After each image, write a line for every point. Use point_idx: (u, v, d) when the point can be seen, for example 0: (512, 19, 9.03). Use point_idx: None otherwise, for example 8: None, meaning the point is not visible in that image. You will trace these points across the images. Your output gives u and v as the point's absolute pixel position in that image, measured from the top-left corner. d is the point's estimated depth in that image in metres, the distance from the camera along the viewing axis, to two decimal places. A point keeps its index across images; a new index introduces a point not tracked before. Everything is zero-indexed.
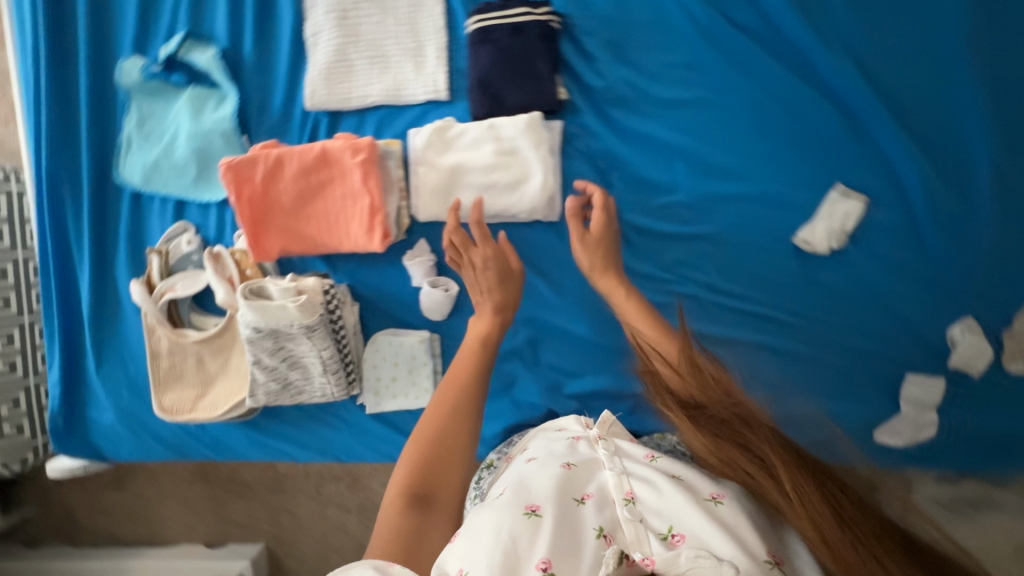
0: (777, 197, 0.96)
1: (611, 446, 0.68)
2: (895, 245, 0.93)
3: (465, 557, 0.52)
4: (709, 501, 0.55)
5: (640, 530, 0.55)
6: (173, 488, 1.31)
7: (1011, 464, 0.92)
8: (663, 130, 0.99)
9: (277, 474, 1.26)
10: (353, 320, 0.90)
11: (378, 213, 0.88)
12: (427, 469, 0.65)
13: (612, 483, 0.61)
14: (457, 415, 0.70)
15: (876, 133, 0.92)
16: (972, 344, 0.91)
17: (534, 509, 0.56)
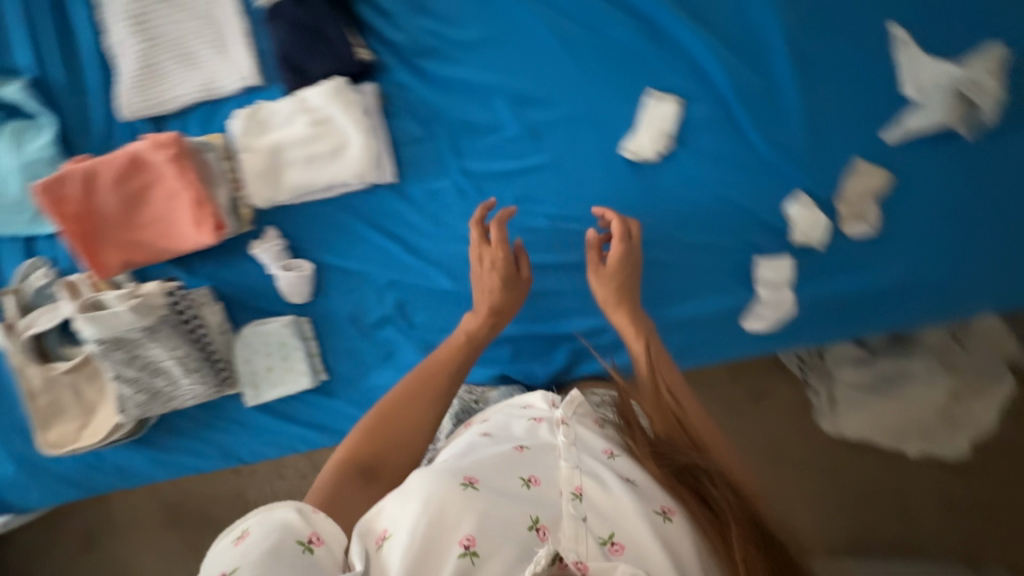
0: (599, 114, 0.96)
1: (570, 435, 0.66)
2: (718, 137, 0.95)
3: (392, 516, 0.54)
4: (659, 515, 0.57)
5: (580, 529, 0.54)
6: (143, 542, 1.31)
7: (865, 323, 0.96)
8: (476, 72, 0.96)
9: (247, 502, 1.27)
10: (217, 319, 0.99)
11: (203, 206, 0.89)
12: (379, 446, 0.72)
13: (562, 474, 0.60)
14: (417, 403, 0.77)
15: (674, 33, 0.93)
16: (806, 217, 0.94)
17: (470, 481, 0.55)
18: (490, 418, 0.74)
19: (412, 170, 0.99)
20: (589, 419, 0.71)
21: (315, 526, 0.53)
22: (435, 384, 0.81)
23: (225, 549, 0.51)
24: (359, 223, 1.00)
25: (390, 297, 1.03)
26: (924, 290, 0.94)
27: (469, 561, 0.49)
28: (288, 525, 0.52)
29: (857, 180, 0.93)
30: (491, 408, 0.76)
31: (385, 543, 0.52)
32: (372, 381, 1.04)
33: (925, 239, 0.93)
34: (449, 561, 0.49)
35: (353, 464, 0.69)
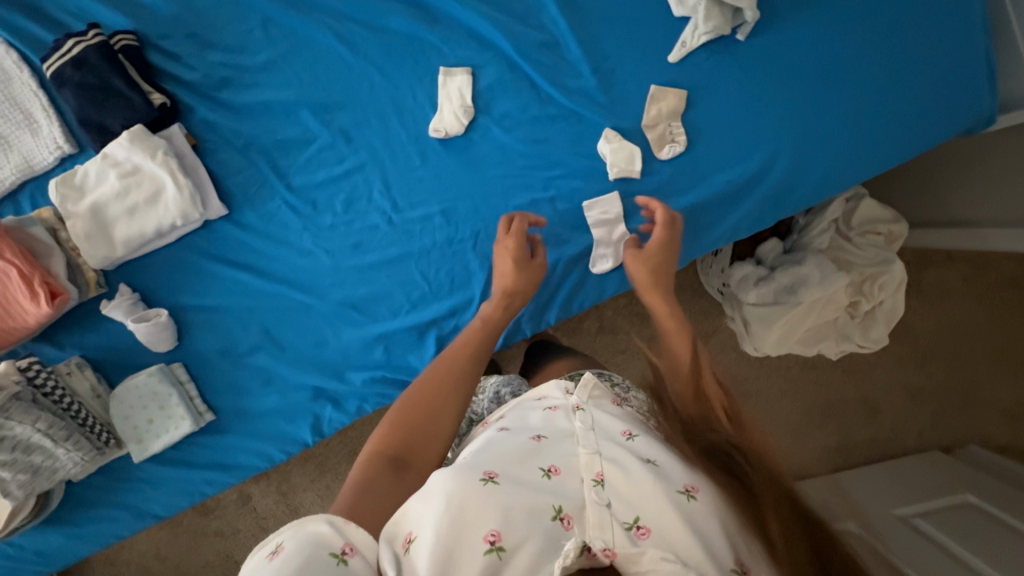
0: (402, 102, 0.99)
1: (587, 420, 0.63)
2: (518, 98, 0.97)
3: (417, 516, 0.51)
4: (682, 494, 0.53)
5: (604, 515, 0.51)
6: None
7: (702, 239, 1.00)
8: (276, 91, 0.99)
9: (234, 562, 1.53)
10: (88, 384, 1.01)
11: (32, 279, 0.91)
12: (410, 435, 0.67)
13: (581, 460, 0.57)
14: (443, 390, 0.73)
15: (448, 12, 0.97)
16: (618, 151, 0.96)
17: (490, 475, 0.53)
18: (506, 413, 0.68)
19: (242, 198, 1.01)
20: (605, 402, 0.67)
21: (348, 537, 0.49)
22: (460, 370, 0.78)
23: (260, 565, 0.46)
24: (205, 260, 1.02)
25: (256, 325, 1.04)
26: (764, 192, 0.98)
27: (496, 556, 0.47)
28: (320, 538, 0.48)
29: (657, 105, 0.95)
30: (505, 404, 0.71)
31: (411, 547, 0.49)
32: (260, 407, 1.06)
33: (736, 146, 0.96)
34: (476, 556, 0.47)
35: (383, 457, 0.64)
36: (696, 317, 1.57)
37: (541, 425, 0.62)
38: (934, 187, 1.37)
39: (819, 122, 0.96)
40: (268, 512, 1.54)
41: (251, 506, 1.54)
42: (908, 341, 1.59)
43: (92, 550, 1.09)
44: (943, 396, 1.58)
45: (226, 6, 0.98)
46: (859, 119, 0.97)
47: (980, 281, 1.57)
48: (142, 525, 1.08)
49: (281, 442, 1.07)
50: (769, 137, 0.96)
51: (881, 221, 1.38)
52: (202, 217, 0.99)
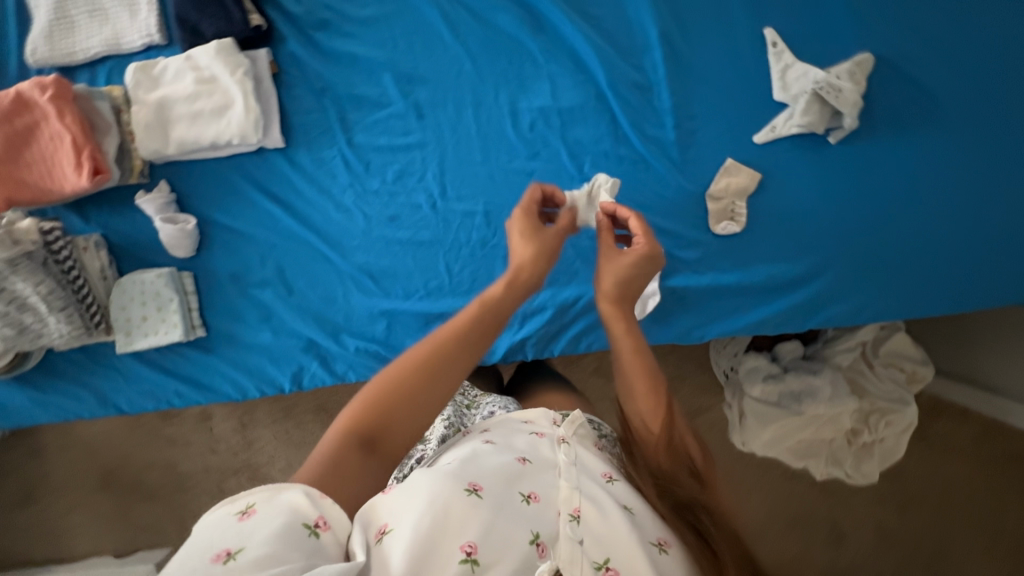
0: (483, 97, 0.99)
1: (571, 453, 0.64)
2: (594, 129, 0.96)
3: (394, 512, 0.54)
4: (654, 546, 0.57)
5: (575, 552, 0.53)
6: (80, 502, 1.58)
7: (731, 320, 0.97)
8: (367, 48, 0.99)
9: (179, 477, 1.56)
10: (98, 264, 1.02)
11: (82, 150, 0.94)
12: (387, 417, 0.62)
13: (561, 492, 0.59)
14: (435, 379, 0.65)
15: (556, 24, 0.96)
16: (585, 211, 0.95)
17: (474, 487, 0.56)
18: (491, 428, 0.71)
19: (302, 137, 1.02)
20: (587, 442, 0.69)
21: (321, 510, 0.51)
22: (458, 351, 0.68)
23: (228, 520, 0.47)
24: (247, 185, 1.03)
25: (274, 260, 1.05)
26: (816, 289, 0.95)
27: (470, 568, 0.51)
28: (295, 507, 0.49)
29: (727, 179, 0.94)
30: (492, 420, 0.73)
31: (383, 539, 0.52)
32: (250, 340, 1.06)
33: (789, 244, 0.95)
34: (450, 565, 0.50)
35: (354, 435, 0.60)
36: (694, 391, 1.54)
37: (528, 448, 0.64)
38: (967, 351, 1.42)
39: (885, 247, 0.94)
40: (227, 436, 1.58)
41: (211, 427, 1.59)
42: (893, 484, 1.53)
43: (47, 420, 1.10)
44: (913, 551, 1.49)
45: None
46: (927, 257, 0.94)
47: (991, 449, 1.50)
48: (101, 413, 1.09)
49: (259, 380, 1.07)
50: (825, 244, 0.94)
51: (908, 358, 1.36)
52: (260, 143, 1.00)
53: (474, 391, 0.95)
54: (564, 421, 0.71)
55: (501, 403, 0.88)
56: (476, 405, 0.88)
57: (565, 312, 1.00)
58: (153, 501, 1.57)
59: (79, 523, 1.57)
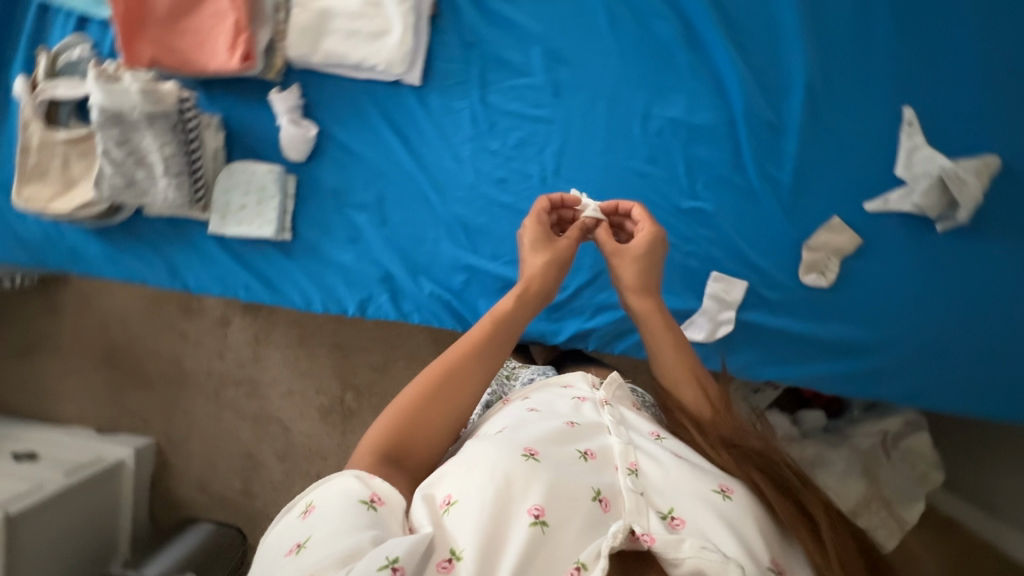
0: (619, 93, 1.03)
1: (616, 415, 0.71)
2: (717, 152, 1.00)
3: (456, 486, 0.60)
4: (718, 492, 0.61)
5: (640, 503, 0.59)
6: (74, 368, 2.12)
7: (795, 368, 1.00)
8: (523, 16, 1.03)
9: (183, 371, 2.06)
10: (214, 145, 1.05)
11: (241, 33, 0.98)
12: (410, 433, 0.68)
13: (616, 450, 0.65)
14: (450, 395, 0.72)
15: (709, 42, 0.99)
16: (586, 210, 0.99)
17: (531, 452, 0.61)
18: (531, 395, 0.76)
19: (438, 82, 1.06)
20: (625, 404, 0.76)
21: (374, 488, 0.60)
22: (467, 375, 0.74)
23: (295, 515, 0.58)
24: (373, 111, 1.07)
25: (376, 187, 1.08)
26: (879, 364, 0.98)
27: (540, 529, 0.56)
28: (351, 488, 0.60)
29: (827, 235, 0.97)
30: (533, 385, 0.78)
31: (450, 510, 0.59)
32: (330, 257, 1.10)
33: (867, 312, 0.98)
34: (522, 527, 0.55)
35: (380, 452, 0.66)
36: None
37: (575, 412, 0.69)
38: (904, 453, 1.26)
39: (952, 336, 0.96)
40: (236, 344, 2.03)
41: (223, 336, 2.03)
42: None
43: (114, 278, 1.15)
44: None
45: None
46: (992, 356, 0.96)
47: None
48: (170, 285, 1.12)
49: (328, 296, 1.10)
50: (902, 320, 0.97)
51: (925, 459, 1.26)
52: (400, 76, 1.04)
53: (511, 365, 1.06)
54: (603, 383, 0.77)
55: (539, 370, 1.00)
56: (515, 375, 1.00)
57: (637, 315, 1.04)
58: (149, 385, 2.08)
59: (67, 386, 2.12)
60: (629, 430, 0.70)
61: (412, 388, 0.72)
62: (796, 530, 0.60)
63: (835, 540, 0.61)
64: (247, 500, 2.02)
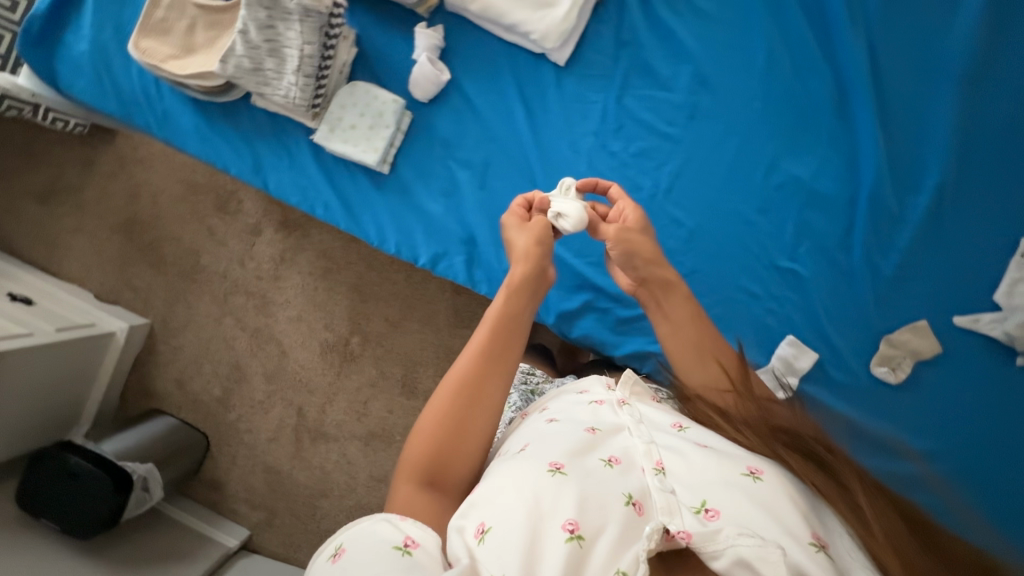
0: (755, 136, 1.02)
1: (635, 413, 0.70)
2: (830, 223, 1.00)
3: (487, 512, 0.59)
4: (748, 476, 0.60)
5: (672, 502, 0.59)
6: (86, 229, 2.02)
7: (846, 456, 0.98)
8: (686, 32, 1.02)
9: (196, 266, 1.98)
10: (344, 59, 1.03)
11: None
12: (441, 455, 0.69)
13: (639, 451, 0.65)
14: (469, 410, 0.71)
15: (857, 116, 0.99)
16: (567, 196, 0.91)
17: (557, 467, 0.60)
18: (550, 404, 0.75)
19: (581, 68, 1.05)
20: (644, 398, 0.75)
21: (407, 532, 0.59)
22: (483, 382, 0.72)
23: (326, 564, 0.57)
24: (508, 75, 1.05)
25: (486, 149, 1.07)
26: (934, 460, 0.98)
27: (577, 543, 0.55)
28: (384, 534, 0.58)
29: (910, 335, 0.98)
30: (550, 397, 0.78)
31: (484, 537, 0.57)
32: (418, 203, 1.08)
33: (926, 421, 0.98)
34: (558, 545, 0.54)
35: (414, 480, 0.67)
36: None
37: (593, 417, 0.68)
38: None
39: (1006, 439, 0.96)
40: (259, 256, 1.96)
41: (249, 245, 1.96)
42: None
43: (197, 155, 1.12)
44: None
45: None
46: None
47: None
48: (251, 180, 1.10)
49: (404, 241, 1.08)
50: (964, 443, 0.97)
51: None
52: (547, 51, 1.03)
53: (535, 376, 1.09)
54: (617, 382, 0.76)
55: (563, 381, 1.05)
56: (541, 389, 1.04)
57: None
58: (158, 269, 2.00)
59: (74, 246, 2.03)
60: (651, 426, 0.69)
61: (430, 412, 0.71)
62: (839, 504, 0.59)
63: (877, 514, 0.57)
64: (222, 411, 1.97)
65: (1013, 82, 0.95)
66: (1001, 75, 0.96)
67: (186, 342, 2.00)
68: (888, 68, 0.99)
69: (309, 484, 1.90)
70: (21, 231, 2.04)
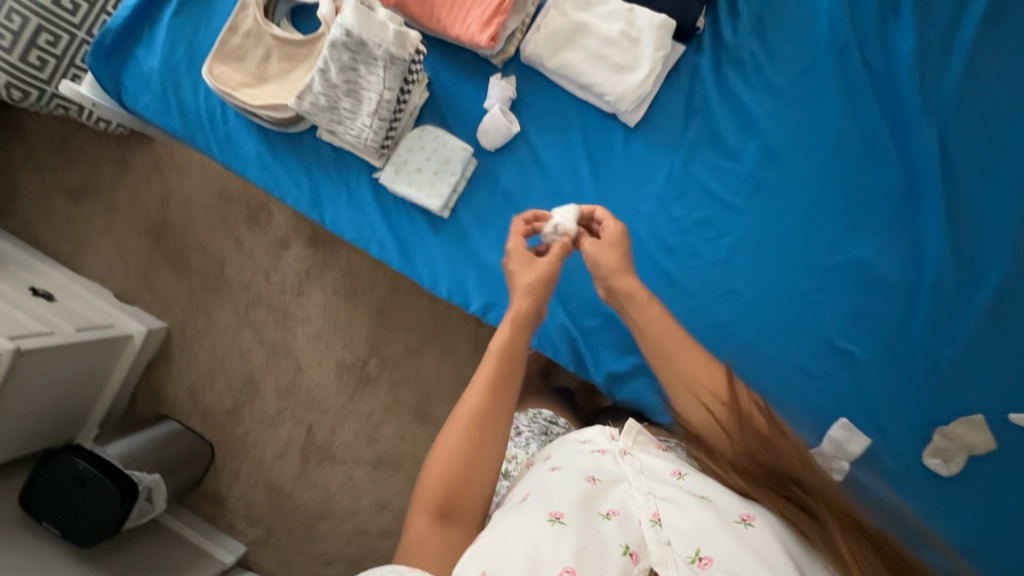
0: (819, 216, 1.01)
1: (636, 464, 0.66)
2: (890, 309, 0.99)
3: (486, 559, 0.55)
4: (739, 522, 0.58)
5: (667, 551, 0.56)
6: (113, 228, 2.01)
7: None
8: (757, 106, 1.03)
9: (219, 275, 1.96)
10: (416, 103, 1.04)
11: (500, 13, 0.97)
12: (455, 489, 0.69)
13: (635, 501, 0.61)
14: (482, 443, 0.72)
15: (924, 206, 0.99)
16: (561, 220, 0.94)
17: (557, 516, 0.59)
18: (552, 454, 0.71)
19: (649, 132, 1.05)
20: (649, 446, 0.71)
21: None
22: (493, 412, 0.74)
23: None
24: (577, 133, 1.06)
25: (548, 204, 1.06)
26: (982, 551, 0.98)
27: None
28: None
29: (965, 430, 0.97)
30: (554, 445, 0.74)
31: None
32: (475, 251, 1.07)
33: (971, 516, 0.98)
34: None
35: (428, 514, 0.68)
36: None
37: (594, 466, 0.65)
38: None
39: None
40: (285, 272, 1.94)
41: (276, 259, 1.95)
42: None
43: (255, 183, 1.12)
44: None
45: (800, 28, 1.04)
46: None
47: None
48: (307, 211, 1.09)
49: (458, 287, 1.07)
50: (1008, 535, 0.97)
51: None
52: (620, 113, 1.03)
53: (557, 429, 1.03)
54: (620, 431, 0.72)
55: None
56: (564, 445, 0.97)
57: None
58: (181, 275, 1.98)
59: (99, 244, 2.01)
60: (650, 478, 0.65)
61: (444, 446, 0.71)
62: (830, 551, 0.56)
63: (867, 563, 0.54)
64: (231, 423, 1.93)
65: None
66: None
67: (202, 351, 1.96)
68: (957, 159, 0.99)
69: (315, 507, 1.86)
70: (49, 225, 2.03)
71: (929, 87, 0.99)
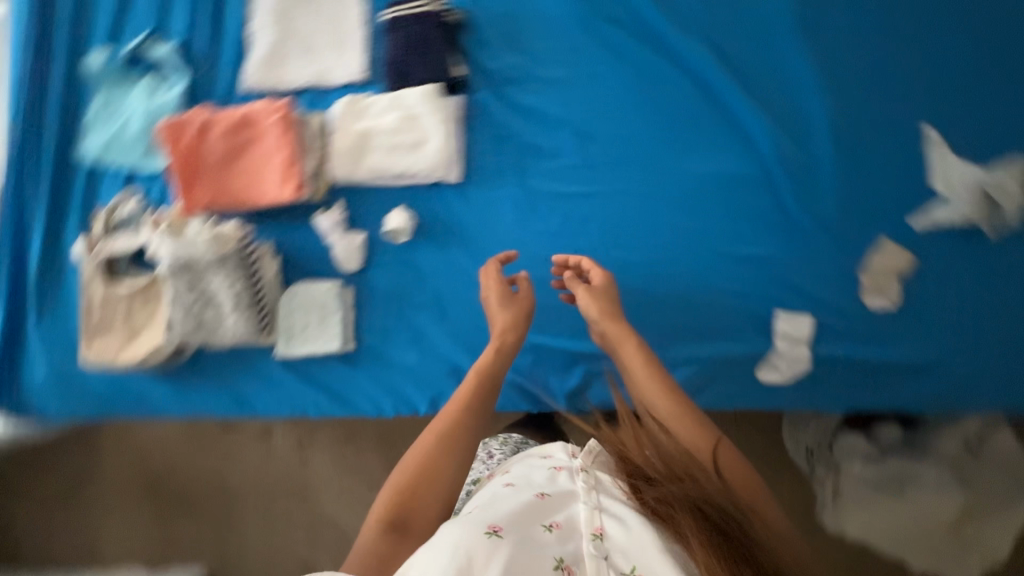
0: (652, 159, 1.07)
1: (592, 480, 0.65)
2: (757, 197, 1.04)
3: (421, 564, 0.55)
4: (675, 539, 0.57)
5: (601, 565, 0.55)
6: None
7: (895, 392, 0.99)
8: (548, 103, 1.10)
9: None
10: (272, 273, 1.10)
11: (293, 166, 1.07)
12: (410, 502, 0.73)
13: (583, 515, 0.60)
14: (452, 457, 0.77)
15: (728, 99, 1.05)
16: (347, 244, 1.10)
17: (495, 529, 0.57)
18: (512, 466, 0.71)
19: (477, 176, 1.11)
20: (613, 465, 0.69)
21: None
22: (469, 424, 0.80)
23: None
24: (420, 212, 1.11)
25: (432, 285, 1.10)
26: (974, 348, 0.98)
27: None
28: None
29: (883, 258, 1.01)
30: (515, 458, 0.73)
31: None
32: (396, 360, 1.10)
33: (943, 324, 0.99)
34: None
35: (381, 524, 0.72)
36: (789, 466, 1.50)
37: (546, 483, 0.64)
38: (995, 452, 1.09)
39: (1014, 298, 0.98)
40: None
41: None
42: None
43: (182, 416, 1.14)
44: None
45: (543, 22, 1.11)
46: None
47: None
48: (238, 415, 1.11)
49: (400, 400, 1.08)
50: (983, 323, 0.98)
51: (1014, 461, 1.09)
52: (441, 178, 1.09)
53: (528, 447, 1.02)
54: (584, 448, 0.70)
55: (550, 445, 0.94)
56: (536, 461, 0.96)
57: (715, 365, 1.03)
58: None
59: None
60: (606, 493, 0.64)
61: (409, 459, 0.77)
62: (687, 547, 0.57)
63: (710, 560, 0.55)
64: None
65: (839, 12, 1.05)
66: (825, 11, 1.05)
67: None
68: (731, 49, 1.06)
69: None
70: None
71: (670, 8, 1.08)
